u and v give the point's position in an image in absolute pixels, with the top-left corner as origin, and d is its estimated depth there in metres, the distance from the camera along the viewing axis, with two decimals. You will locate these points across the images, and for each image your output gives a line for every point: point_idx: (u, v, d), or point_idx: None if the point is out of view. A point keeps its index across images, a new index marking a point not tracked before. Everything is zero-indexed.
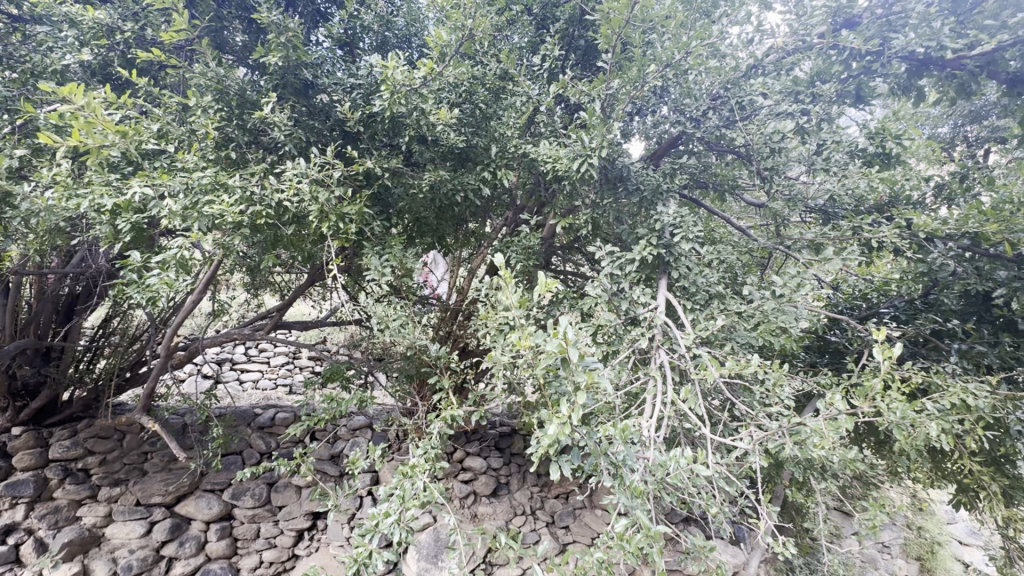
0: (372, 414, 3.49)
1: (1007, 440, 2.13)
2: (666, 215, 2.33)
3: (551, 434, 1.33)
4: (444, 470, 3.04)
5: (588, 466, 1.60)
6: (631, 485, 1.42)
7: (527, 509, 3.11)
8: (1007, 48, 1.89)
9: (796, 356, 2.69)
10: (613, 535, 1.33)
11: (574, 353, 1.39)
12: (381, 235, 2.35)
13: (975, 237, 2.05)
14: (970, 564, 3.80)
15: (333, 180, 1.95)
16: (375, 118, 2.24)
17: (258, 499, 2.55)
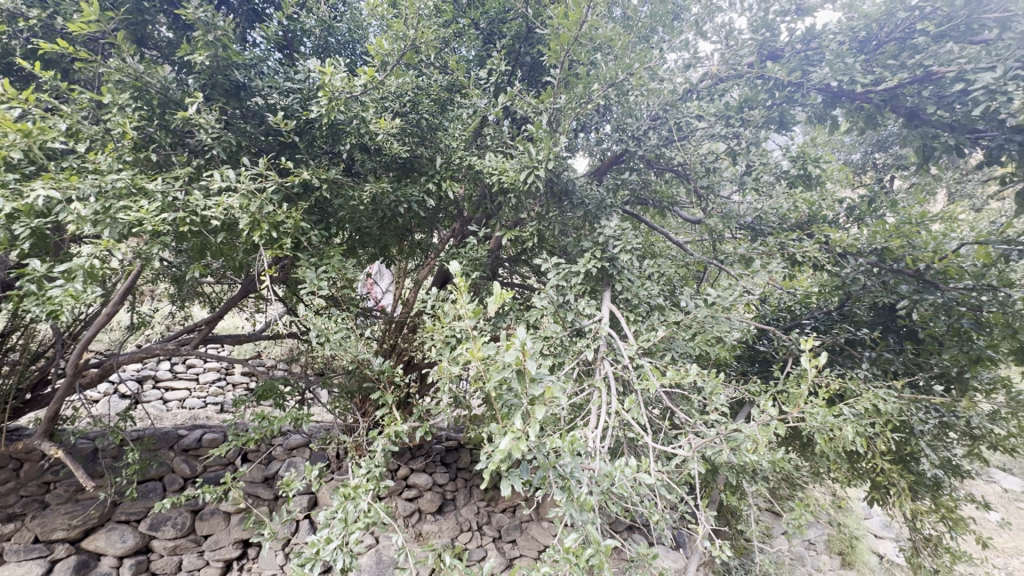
0: (310, 430, 3.29)
1: (911, 439, 2.33)
2: (608, 230, 2.36)
3: (504, 450, 1.29)
4: (389, 488, 2.91)
5: (535, 480, 1.58)
6: (579, 498, 1.42)
7: (473, 525, 3.06)
8: (907, 85, 2.05)
9: (729, 366, 2.82)
10: (561, 549, 1.32)
11: (534, 367, 1.39)
12: (320, 246, 2.25)
13: (882, 255, 2.26)
14: (882, 554, 4.11)
15: (266, 188, 1.83)
16: (313, 124, 2.14)
17: (181, 529, 2.34)
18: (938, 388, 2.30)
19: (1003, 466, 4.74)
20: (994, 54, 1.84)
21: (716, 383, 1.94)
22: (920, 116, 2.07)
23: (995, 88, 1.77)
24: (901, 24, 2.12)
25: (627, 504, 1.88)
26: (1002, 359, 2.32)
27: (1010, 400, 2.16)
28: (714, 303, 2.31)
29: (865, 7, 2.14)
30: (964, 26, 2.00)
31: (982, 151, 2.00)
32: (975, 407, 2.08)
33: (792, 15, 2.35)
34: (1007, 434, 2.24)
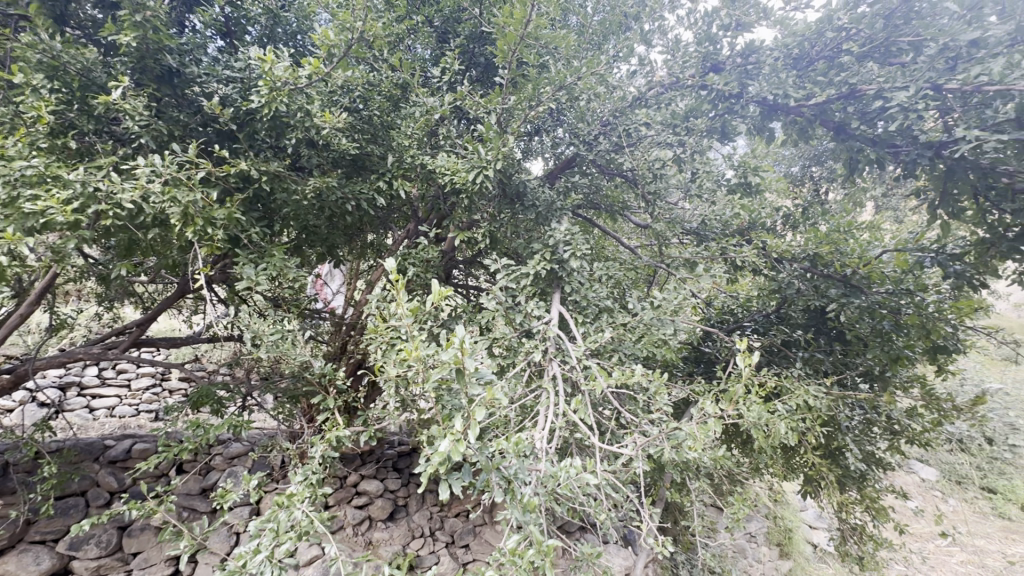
0: (251, 438, 3.12)
1: (838, 433, 2.47)
2: (558, 232, 2.39)
3: (443, 452, 1.24)
4: (336, 495, 2.82)
5: (481, 483, 1.55)
6: (524, 499, 1.40)
7: (426, 531, 2.97)
8: (834, 101, 2.16)
9: (676, 367, 2.90)
10: (506, 552, 1.29)
11: (471, 367, 1.35)
12: (262, 245, 2.13)
13: (813, 260, 2.38)
14: (817, 543, 4.35)
15: (196, 178, 1.69)
16: (253, 116, 1.98)
17: (105, 547, 2.17)
18: (864, 386, 2.44)
19: (922, 457, 5.12)
20: (909, 76, 1.96)
21: (660, 384, 1.97)
22: (846, 131, 2.19)
23: (908, 107, 1.88)
24: (829, 44, 2.24)
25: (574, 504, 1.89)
26: (918, 358, 2.50)
27: (925, 396, 2.32)
28: (659, 306, 2.41)
29: (798, 26, 2.25)
30: (884, 48, 2.11)
31: (900, 165, 2.14)
32: (894, 403, 2.22)
33: (732, 30, 2.44)
34: (923, 428, 2.40)
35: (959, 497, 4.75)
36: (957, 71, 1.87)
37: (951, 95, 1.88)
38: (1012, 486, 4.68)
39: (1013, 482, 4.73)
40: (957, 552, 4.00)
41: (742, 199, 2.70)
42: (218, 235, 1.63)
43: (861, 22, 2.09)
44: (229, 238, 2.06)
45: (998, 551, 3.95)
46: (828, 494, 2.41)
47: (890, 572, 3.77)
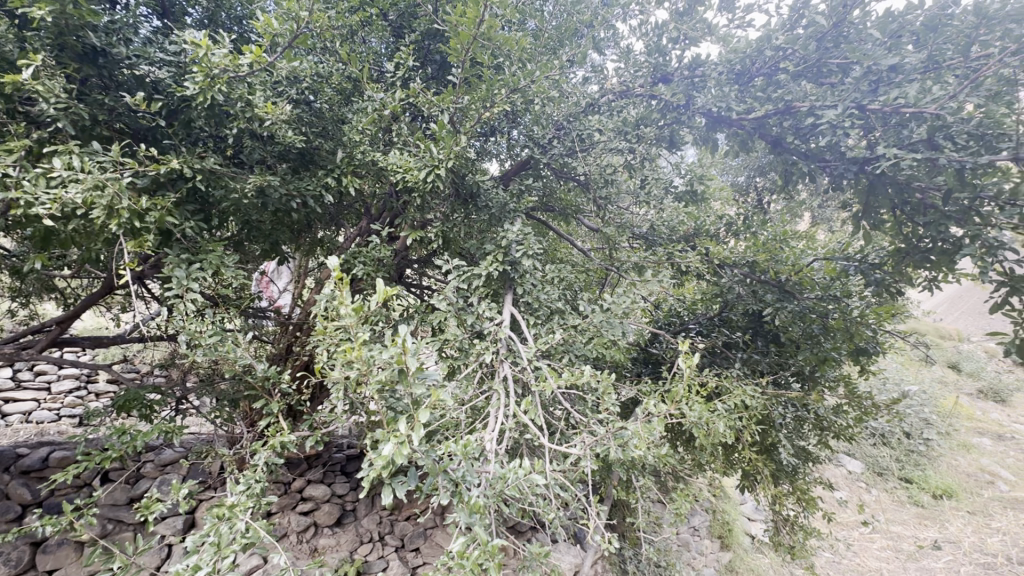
0: (187, 444, 2.92)
1: (772, 430, 2.60)
2: (511, 233, 2.35)
3: (386, 456, 1.19)
4: (280, 503, 2.70)
5: (428, 487, 1.52)
6: (470, 502, 1.39)
7: (374, 536, 2.82)
8: (772, 116, 2.27)
9: (625, 368, 2.96)
10: (452, 556, 1.27)
11: (416, 365, 1.28)
12: (196, 239, 1.98)
13: (752, 265, 2.51)
14: (754, 534, 4.44)
15: (122, 169, 1.55)
16: (190, 103, 1.84)
17: (16, 565, 1.97)
18: (797, 385, 2.58)
19: (847, 451, 5.48)
20: (838, 95, 2.07)
21: (608, 385, 2.00)
22: (782, 144, 2.32)
23: (836, 124, 2.00)
24: (767, 62, 2.33)
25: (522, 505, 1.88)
26: (844, 360, 2.67)
27: (849, 395, 2.49)
28: (609, 309, 2.43)
29: (740, 42, 2.34)
30: (817, 67, 2.22)
31: (829, 178, 2.28)
32: (822, 401, 2.37)
33: (680, 43, 2.53)
34: (848, 423, 2.57)
35: (879, 487, 5.11)
36: (879, 94, 1.99)
37: (874, 115, 2.00)
38: (924, 476, 5.09)
39: (924, 472, 5.15)
40: (876, 538, 4.30)
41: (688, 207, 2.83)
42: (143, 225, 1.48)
43: (797, 42, 2.20)
44: (161, 232, 1.91)
45: (911, 536, 4.28)
46: (764, 488, 2.52)
47: (818, 559, 4.00)
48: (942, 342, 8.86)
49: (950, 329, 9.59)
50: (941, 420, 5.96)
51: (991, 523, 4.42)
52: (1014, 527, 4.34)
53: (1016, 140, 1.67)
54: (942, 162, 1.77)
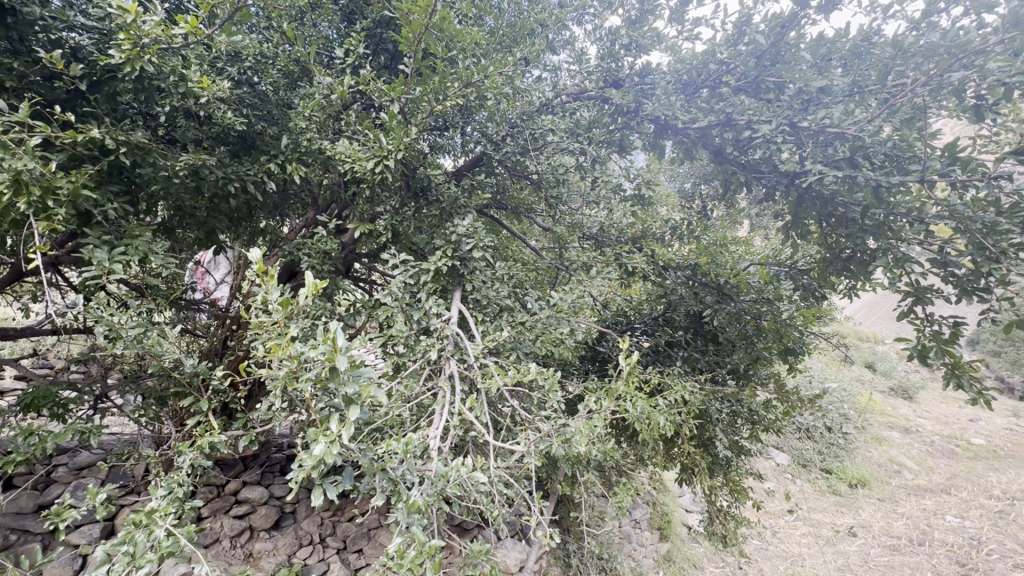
0: (107, 447, 2.69)
1: (708, 424, 2.72)
2: (460, 229, 2.33)
3: (315, 456, 1.15)
4: (211, 506, 2.54)
5: (367, 486, 1.47)
6: (411, 501, 1.36)
7: (315, 538, 2.69)
8: (714, 127, 2.37)
9: (573, 365, 3.00)
10: (390, 556, 1.23)
11: (345, 364, 1.21)
12: (122, 222, 1.79)
13: (694, 269, 2.62)
14: (691, 524, 4.53)
15: (31, 141, 1.39)
16: (115, 75, 1.68)
17: None
18: (732, 382, 2.72)
19: (776, 444, 5.83)
20: (773, 111, 2.18)
21: (554, 382, 2.02)
22: (723, 155, 2.43)
23: (769, 139, 2.11)
24: (712, 74, 2.44)
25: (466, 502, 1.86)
26: (774, 358, 2.84)
27: (778, 391, 2.64)
28: (557, 307, 2.46)
29: (686, 54, 2.44)
30: (756, 84, 2.33)
31: (764, 188, 2.41)
32: (754, 396, 2.50)
33: (632, 50, 2.61)
34: (776, 417, 2.73)
35: (804, 477, 5.46)
36: (809, 113, 2.11)
37: (804, 132, 2.12)
38: (841, 467, 5.52)
39: (841, 463, 5.60)
40: (799, 525, 4.60)
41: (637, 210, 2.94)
42: (51, 203, 1.30)
43: (738, 58, 2.30)
44: (79, 213, 1.72)
45: (829, 521, 4.62)
46: (700, 480, 2.62)
47: (748, 546, 4.22)
48: (859, 344, 9.65)
49: (867, 332, 10.45)
50: (857, 416, 6.48)
51: (897, 508, 4.86)
52: (915, 511, 4.79)
53: (924, 162, 1.83)
54: (861, 180, 1.91)
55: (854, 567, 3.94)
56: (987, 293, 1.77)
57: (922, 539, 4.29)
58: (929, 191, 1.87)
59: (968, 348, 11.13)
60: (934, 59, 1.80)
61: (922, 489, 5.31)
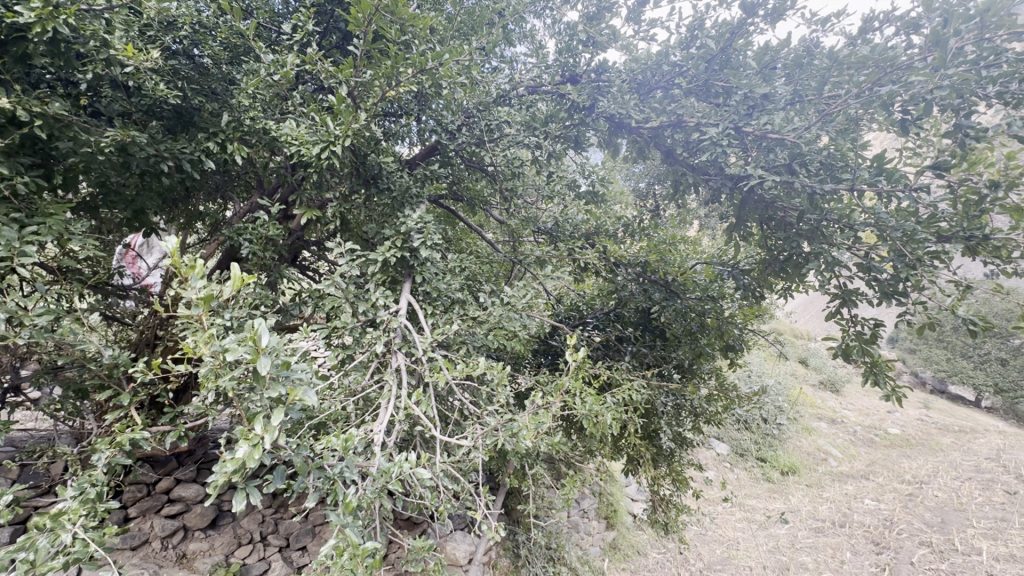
0: (19, 444, 2.44)
1: (653, 418, 2.79)
2: (411, 219, 2.26)
3: (236, 459, 1.07)
4: (140, 506, 2.35)
5: (301, 485, 1.39)
6: (348, 500, 1.30)
7: (255, 537, 2.54)
8: (665, 128, 2.40)
9: (525, 359, 3.00)
10: (325, 560, 1.17)
11: (269, 364, 1.14)
12: (33, 198, 1.61)
13: (644, 267, 2.71)
14: (637, 513, 4.66)
15: None
16: (24, 34, 1.49)
17: None
18: (676, 376, 2.79)
19: (717, 435, 6.11)
20: (721, 114, 2.23)
21: (504, 377, 1.99)
22: (674, 156, 2.47)
23: (716, 141, 2.17)
24: (665, 75, 2.49)
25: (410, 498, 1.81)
26: (717, 354, 2.94)
27: (718, 385, 2.74)
28: (508, 301, 2.44)
29: (641, 54, 2.47)
30: (705, 87, 2.39)
31: (710, 190, 2.48)
32: (696, 391, 2.58)
33: (589, 47, 2.61)
34: (717, 410, 2.83)
35: (741, 465, 5.77)
36: (753, 118, 2.18)
37: (748, 137, 2.19)
38: (775, 455, 5.87)
39: (774, 452, 5.96)
40: (735, 511, 4.86)
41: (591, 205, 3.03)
42: None
43: (689, 61, 2.36)
44: None
45: (762, 507, 4.90)
46: (644, 471, 2.69)
47: (689, 532, 4.41)
48: (795, 341, 10.29)
49: (803, 331, 11.13)
50: (790, 407, 6.90)
51: (823, 493, 5.22)
52: (838, 496, 5.14)
53: (854, 172, 1.94)
54: (797, 186, 2.01)
55: (783, 548, 4.17)
56: (904, 295, 1.90)
57: (843, 521, 4.57)
58: (858, 199, 1.98)
59: (888, 347, 12.09)
60: (865, 73, 1.90)
61: (845, 475, 5.72)
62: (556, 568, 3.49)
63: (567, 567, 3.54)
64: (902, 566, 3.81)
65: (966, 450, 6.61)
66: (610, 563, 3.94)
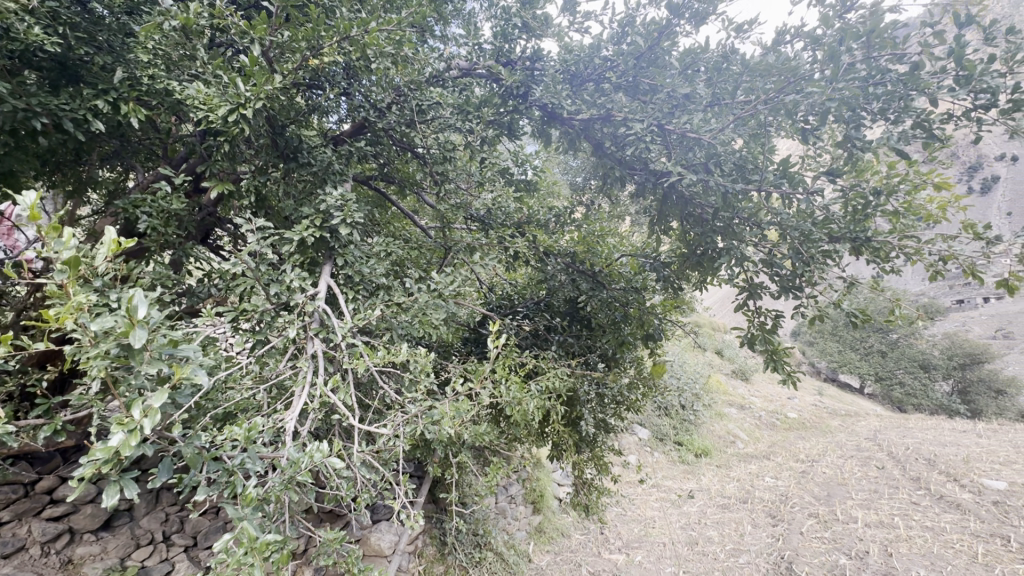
0: None
1: (577, 405, 2.84)
2: (330, 196, 2.10)
3: (108, 448, 0.88)
4: (14, 508, 2.00)
5: (193, 480, 1.25)
6: (246, 495, 1.17)
7: (156, 537, 2.25)
8: (595, 121, 2.42)
9: (453, 347, 2.94)
10: (219, 561, 1.06)
11: (146, 339, 0.93)
12: None
13: (572, 257, 2.80)
14: (562, 497, 4.79)
15: None
16: None
17: None
18: (600, 365, 2.85)
19: (640, 421, 6.41)
20: (646, 111, 2.27)
21: (427, 364, 1.92)
22: (603, 149, 2.50)
23: (640, 137, 2.20)
24: (597, 68, 2.46)
25: (324, 489, 1.71)
26: (638, 344, 3.05)
27: (639, 374, 2.83)
28: (434, 288, 2.35)
29: (574, 45, 2.43)
30: (634, 83, 2.41)
31: (636, 184, 2.53)
32: (618, 378, 2.65)
33: (525, 33, 2.54)
34: (636, 397, 2.93)
35: (660, 449, 6.10)
36: (674, 117, 2.25)
37: (670, 135, 2.25)
38: (690, 439, 6.29)
39: (690, 436, 6.38)
40: (653, 492, 5.15)
41: (525, 195, 3.02)
42: None
43: (620, 56, 2.37)
44: None
45: (677, 487, 5.25)
46: (567, 456, 2.74)
47: (609, 514, 4.61)
48: (712, 333, 11.03)
49: (719, 324, 11.98)
50: (705, 395, 7.39)
51: (730, 473, 5.66)
52: (743, 475, 5.58)
53: (763, 174, 2.08)
54: (713, 184, 2.10)
55: (693, 524, 4.46)
56: (803, 287, 2.06)
57: (746, 497, 4.94)
58: (765, 199, 2.12)
59: (790, 339, 13.29)
60: (772, 82, 2.01)
61: (749, 455, 6.27)
62: (482, 554, 3.49)
63: (493, 553, 3.57)
64: (793, 536, 4.01)
65: (849, 431, 7.39)
66: (535, 546, 4.03)
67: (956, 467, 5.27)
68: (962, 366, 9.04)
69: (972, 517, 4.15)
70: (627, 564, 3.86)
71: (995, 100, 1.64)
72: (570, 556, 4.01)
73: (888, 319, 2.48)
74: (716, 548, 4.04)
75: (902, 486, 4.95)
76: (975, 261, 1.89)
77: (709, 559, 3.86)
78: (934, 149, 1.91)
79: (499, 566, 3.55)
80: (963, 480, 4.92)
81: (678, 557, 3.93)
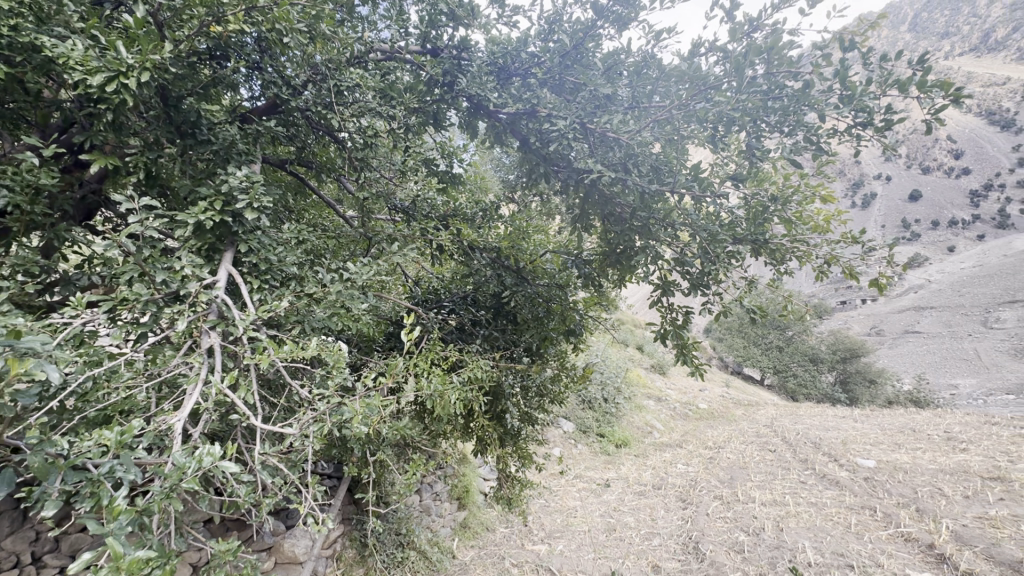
0: None
1: (501, 399, 2.80)
2: (233, 176, 1.88)
3: None
4: None
5: (46, 494, 1.05)
6: (116, 506, 1.00)
7: (20, 561, 1.90)
8: (520, 115, 2.39)
9: (374, 344, 2.80)
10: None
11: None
12: None
13: (498, 251, 2.78)
14: (487, 492, 4.79)
15: None
16: None
17: None
18: (525, 359, 2.84)
19: (564, 415, 6.58)
20: (569, 109, 2.27)
21: (341, 359, 1.78)
22: (528, 145, 2.49)
23: (564, 134, 2.20)
24: (524, 62, 2.43)
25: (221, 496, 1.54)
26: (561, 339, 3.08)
27: (563, 368, 2.85)
28: (351, 279, 2.19)
29: (502, 37, 2.36)
30: (559, 81, 2.41)
31: (561, 181, 2.54)
32: (541, 372, 2.65)
33: (451, 22, 2.45)
34: (560, 390, 2.95)
35: (584, 442, 6.29)
36: (596, 116, 2.26)
37: (592, 135, 2.26)
38: (612, 431, 6.57)
39: (612, 428, 6.64)
40: (575, 483, 5.30)
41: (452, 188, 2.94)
42: None
43: (546, 53, 2.34)
44: None
45: (599, 477, 5.44)
46: (490, 450, 2.69)
47: (533, 506, 4.65)
48: (633, 331, 11.61)
49: (640, 322, 12.61)
50: (626, 388, 7.73)
51: (647, 462, 5.96)
52: (658, 463, 5.89)
53: (681, 176, 2.15)
54: (631, 184, 2.15)
55: (612, 512, 4.63)
56: (715, 282, 2.16)
57: (660, 484, 5.22)
58: (681, 201, 2.21)
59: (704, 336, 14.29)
60: (687, 87, 2.10)
61: (664, 445, 6.65)
62: (404, 554, 3.38)
63: (416, 551, 3.47)
64: (700, 517, 4.29)
65: (751, 419, 8.06)
66: (459, 543, 3.99)
67: (837, 448, 5.92)
68: (843, 359, 10.18)
69: (848, 492, 4.67)
70: (549, 554, 3.86)
71: (871, 119, 1.80)
72: (494, 550, 3.99)
73: (783, 315, 2.69)
74: (632, 533, 4.22)
75: (793, 467, 5.47)
76: (854, 263, 2.08)
77: (625, 544, 4.02)
78: (824, 163, 2.08)
79: (421, 565, 3.46)
80: (842, 460, 5.53)
81: (597, 544, 4.04)
